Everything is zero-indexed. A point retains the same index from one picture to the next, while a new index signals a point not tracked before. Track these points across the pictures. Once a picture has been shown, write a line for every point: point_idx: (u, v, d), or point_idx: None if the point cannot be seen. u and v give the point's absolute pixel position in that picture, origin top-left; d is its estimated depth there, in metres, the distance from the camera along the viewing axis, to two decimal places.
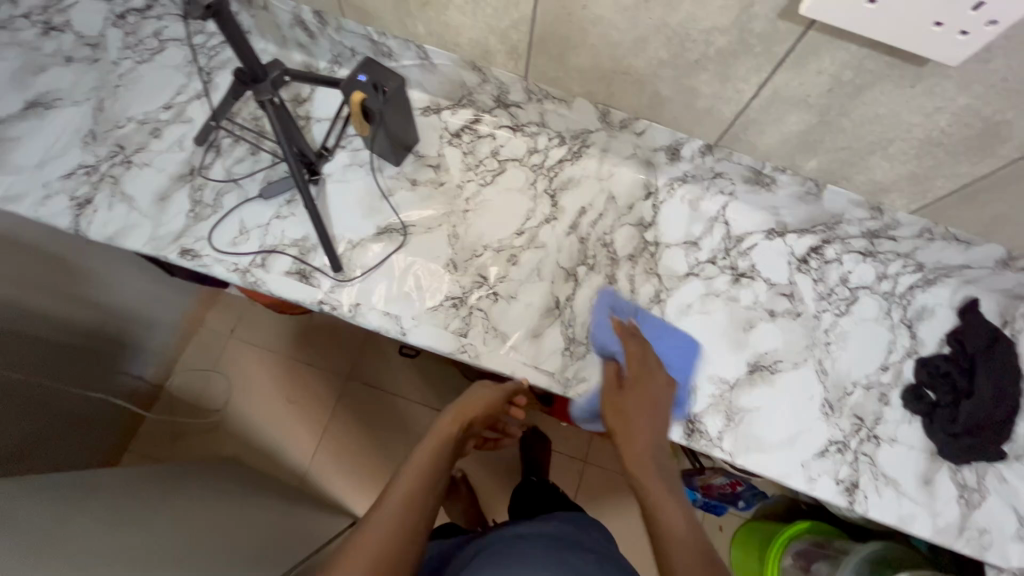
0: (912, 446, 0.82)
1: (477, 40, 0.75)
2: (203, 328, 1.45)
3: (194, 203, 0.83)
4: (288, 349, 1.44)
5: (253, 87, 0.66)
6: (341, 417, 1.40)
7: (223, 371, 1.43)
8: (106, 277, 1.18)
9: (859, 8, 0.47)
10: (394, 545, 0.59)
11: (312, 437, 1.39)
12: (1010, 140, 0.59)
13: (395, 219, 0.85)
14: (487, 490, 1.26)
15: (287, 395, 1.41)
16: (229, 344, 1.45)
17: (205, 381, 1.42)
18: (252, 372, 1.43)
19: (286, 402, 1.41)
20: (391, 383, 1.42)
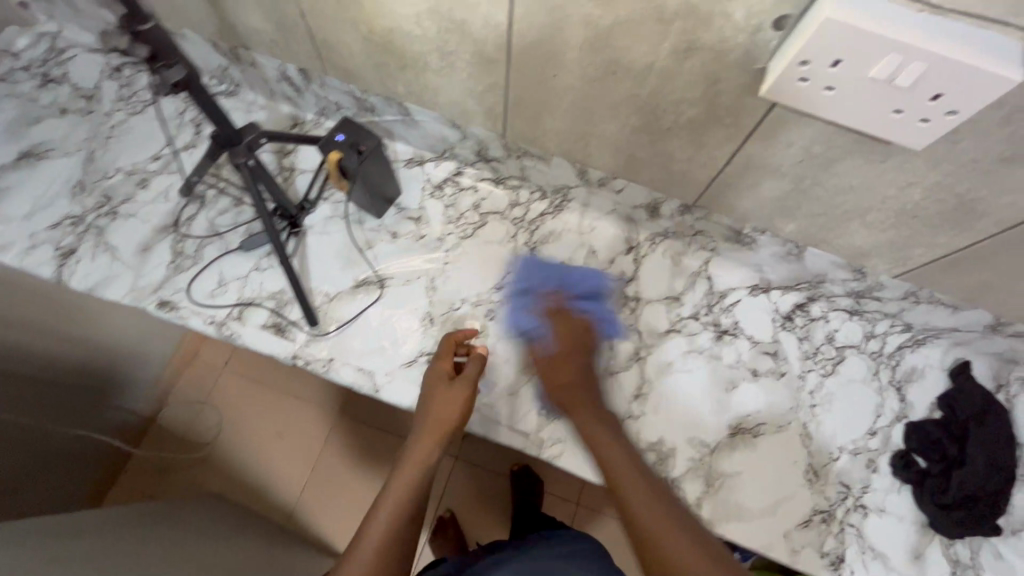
0: (901, 518, 0.79)
1: (455, 101, 0.75)
2: (196, 360, 1.42)
3: (175, 254, 0.84)
4: (284, 382, 1.40)
5: (229, 149, 0.67)
6: (332, 453, 1.36)
7: (214, 405, 1.39)
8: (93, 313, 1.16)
9: (819, 93, 0.47)
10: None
11: (302, 472, 1.34)
12: (986, 217, 0.58)
13: (372, 271, 0.85)
14: (472, 520, 1.22)
15: (277, 428, 1.37)
16: (222, 375, 1.41)
17: (195, 413, 1.38)
18: (243, 405, 1.39)
19: (277, 435, 1.37)
20: (385, 418, 1.38)
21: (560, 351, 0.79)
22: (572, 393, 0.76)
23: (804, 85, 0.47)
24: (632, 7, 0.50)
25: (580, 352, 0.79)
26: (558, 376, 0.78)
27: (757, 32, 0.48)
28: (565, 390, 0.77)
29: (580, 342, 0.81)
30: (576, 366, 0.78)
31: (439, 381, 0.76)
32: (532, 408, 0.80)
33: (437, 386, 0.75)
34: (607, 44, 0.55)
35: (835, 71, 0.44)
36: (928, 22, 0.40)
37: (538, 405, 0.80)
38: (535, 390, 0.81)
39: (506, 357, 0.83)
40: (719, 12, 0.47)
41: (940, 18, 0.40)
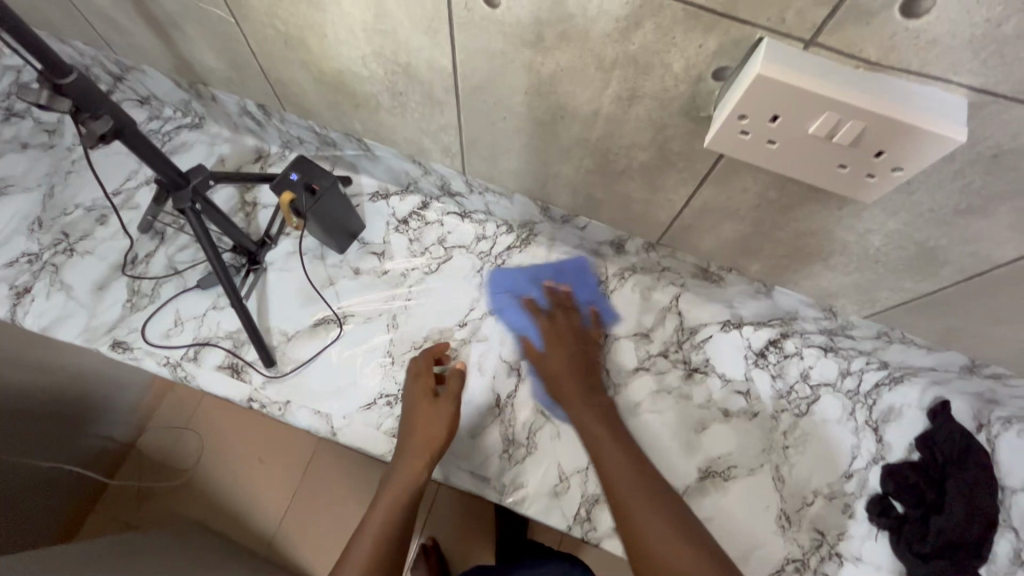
0: (880, 567, 0.75)
1: (412, 138, 0.74)
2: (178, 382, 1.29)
3: (131, 292, 0.82)
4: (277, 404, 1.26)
5: (174, 194, 0.65)
6: (319, 478, 1.20)
7: (195, 427, 1.25)
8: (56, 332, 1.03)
9: (761, 147, 0.44)
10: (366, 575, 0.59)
11: (284, 496, 1.19)
12: (948, 264, 0.55)
13: (331, 310, 0.83)
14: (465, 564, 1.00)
15: (258, 450, 1.23)
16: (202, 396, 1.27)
17: (175, 438, 1.24)
18: (224, 426, 1.25)
19: (257, 458, 1.22)
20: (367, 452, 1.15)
21: (554, 342, 0.79)
22: (561, 384, 0.76)
23: (744, 138, 0.45)
24: (572, 55, 0.49)
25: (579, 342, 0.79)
26: (555, 365, 0.77)
27: (698, 82, 0.46)
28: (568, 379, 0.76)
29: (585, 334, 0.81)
30: (568, 354, 0.77)
31: (419, 400, 0.73)
32: (494, 451, 0.78)
33: (420, 403, 0.73)
34: (552, 89, 0.54)
35: (774, 126, 0.42)
36: (865, 79, 0.39)
37: (501, 448, 0.78)
38: (497, 434, 0.79)
39: (469, 398, 0.80)
40: (657, 62, 0.46)
41: (878, 75, 0.39)
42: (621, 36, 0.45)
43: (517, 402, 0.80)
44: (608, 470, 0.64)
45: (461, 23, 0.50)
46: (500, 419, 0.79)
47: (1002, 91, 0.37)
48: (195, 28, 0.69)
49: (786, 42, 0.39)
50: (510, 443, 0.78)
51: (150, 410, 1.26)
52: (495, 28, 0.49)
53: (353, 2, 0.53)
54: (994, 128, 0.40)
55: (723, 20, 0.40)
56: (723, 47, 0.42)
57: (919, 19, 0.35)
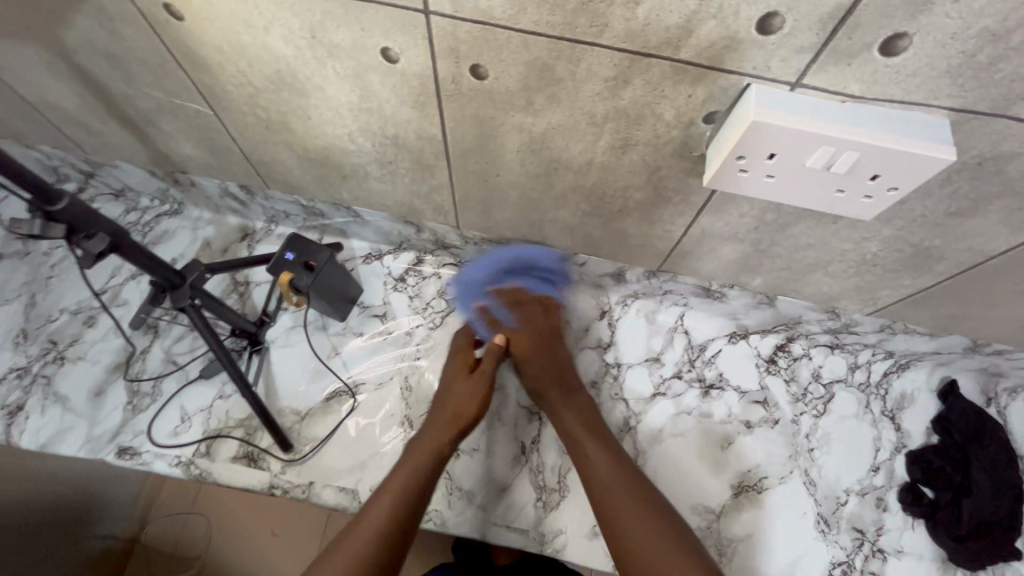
0: (921, 556, 0.77)
1: (402, 201, 0.74)
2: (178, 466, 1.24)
3: (131, 394, 0.79)
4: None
5: (170, 293, 0.64)
6: None
7: (204, 510, 1.20)
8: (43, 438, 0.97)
9: (759, 181, 0.46)
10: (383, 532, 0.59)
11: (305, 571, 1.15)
12: (944, 260, 0.58)
13: (342, 381, 0.82)
14: None
15: (272, 525, 1.18)
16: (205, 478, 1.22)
17: (183, 525, 1.19)
18: (233, 506, 1.20)
19: (272, 534, 1.18)
20: None
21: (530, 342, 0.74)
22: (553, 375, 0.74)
23: (743, 175, 0.46)
24: (562, 114, 0.50)
25: (547, 344, 0.75)
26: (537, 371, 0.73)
27: (690, 126, 0.47)
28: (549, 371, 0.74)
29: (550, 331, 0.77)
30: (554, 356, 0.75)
31: (453, 377, 0.73)
32: (527, 501, 0.76)
33: (454, 382, 0.73)
34: (544, 145, 0.54)
35: (771, 163, 0.43)
36: (851, 114, 0.40)
37: (534, 497, 0.77)
38: (528, 482, 0.78)
39: (495, 450, 0.79)
40: (648, 113, 0.47)
41: (866, 105, 0.40)
42: (610, 93, 0.46)
43: (543, 446, 0.80)
44: (592, 458, 0.68)
45: (448, 95, 0.51)
46: (528, 467, 0.78)
47: (982, 108, 0.39)
48: (171, 122, 0.68)
49: (773, 85, 0.41)
50: (542, 489, 0.77)
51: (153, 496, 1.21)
52: (484, 96, 0.50)
53: (338, 86, 0.54)
54: (977, 140, 0.42)
55: (710, 72, 0.41)
56: (711, 96, 0.44)
57: (897, 56, 0.37)
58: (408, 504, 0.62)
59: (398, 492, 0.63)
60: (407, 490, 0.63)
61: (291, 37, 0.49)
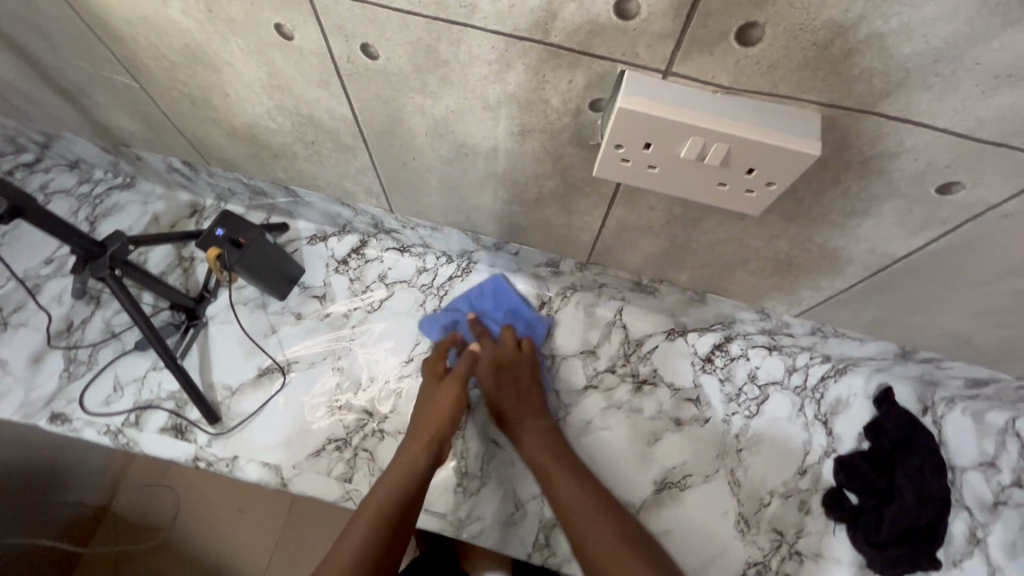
0: (840, 562, 0.76)
1: (335, 182, 0.74)
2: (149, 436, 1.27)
3: (68, 362, 0.81)
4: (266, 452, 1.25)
5: (90, 262, 0.65)
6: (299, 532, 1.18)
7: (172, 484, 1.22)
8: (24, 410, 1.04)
9: (643, 171, 0.45)
10: (371, 539, 0.62)
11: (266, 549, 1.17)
12: (853, 262, 0.57)
13: (275, 359, 0.82)
14: None
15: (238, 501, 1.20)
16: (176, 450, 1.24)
17: (151, 496, 1.22)
18: (200, 480, 1.22)
19: (238, 510, 1.20)
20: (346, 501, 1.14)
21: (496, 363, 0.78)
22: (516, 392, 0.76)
23: (625, 165, 0.46)
24: (457, 98, 0.50)
25: (514, 370, 0.78)
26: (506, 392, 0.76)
27: (579, 113, 0.47)
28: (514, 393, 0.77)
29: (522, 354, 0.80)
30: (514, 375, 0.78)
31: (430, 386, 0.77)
32: (448, 485, 0.77)
33: (430, 389, 0.77)
34: (449, 129, 0.54)
35: (649, 152, 0.43)
36: (720, 104, 0.40)
37: (455, 481, 0.77)
38: (450, 468, 0.78)
39: None
40: (536, 98, 0.47)
41: (737, 97, 0.40)
42: (496, 76, 0.46)
43: (468, 433, 0.80)
44: (563, 504, 0.69)
45: (349, 75, 0.51)
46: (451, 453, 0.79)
47: (850, 104, 0.38)
48: (105, 95, 0.69)
49: (645, 72, 0.41)
50: (463, 475, 0.78)
51: (124, 467, 1.23)
52: (382, 77, 0.50)
53: (245, 62, 0.54)
54: (855, 138, 0.41)
55: (583, 58, 0.41)
56: (590, 83, 0.43)
57: (755, 46, 0.36)
58: (389, 517, 0.64)
59: (379, 504, 0.65)
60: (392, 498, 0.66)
61: (190, 11, 0.49)
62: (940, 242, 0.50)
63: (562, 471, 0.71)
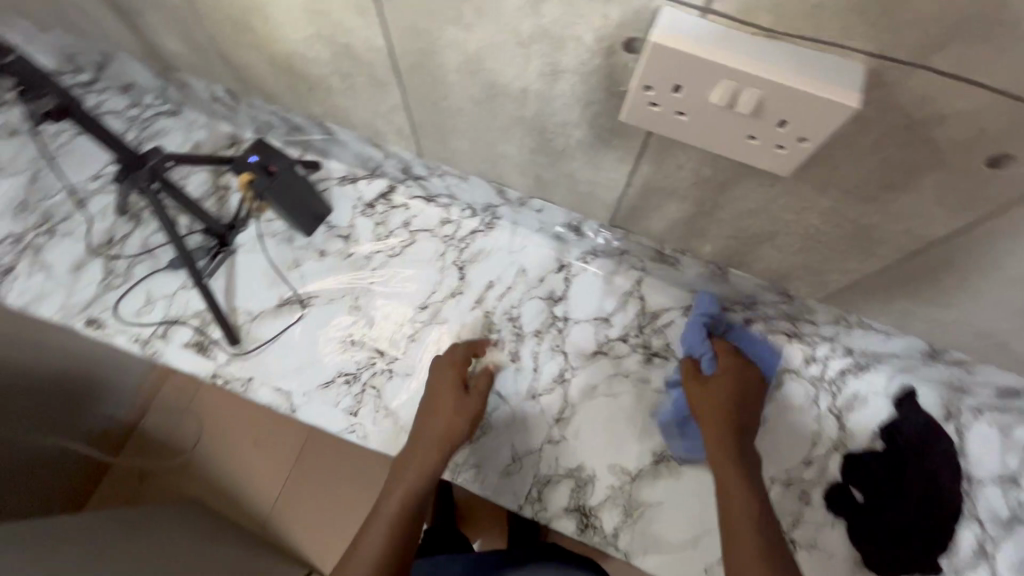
0: (835, 556, 0.74)
1: (368, 121, 0.75)
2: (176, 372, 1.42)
3: (106, 272, 0.85)
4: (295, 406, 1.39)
5: (130, 174, 0.68)
6: (303, 470, 1.36)
7: (195, 413, 1.39)
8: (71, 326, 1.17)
9: (671, 118, 0.44)
10: (385, 555, 0.63)
11: (274, 483, 1.35)
12: (886, 243, 0.54)
13: (296, 291, 0.85)
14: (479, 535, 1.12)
15: (253, 439, 1.37)
16: (201, 389, 1.41)
17: (174, 423, 1.39)
18: (220, 414, 1.39)
19: (253, 446, 1.37)
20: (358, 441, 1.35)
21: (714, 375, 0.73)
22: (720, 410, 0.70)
23: (655, 110, 0.44)
24: (490, 32, 0.49)
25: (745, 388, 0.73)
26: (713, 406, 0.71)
27: (612, 53, 0.46)
28: (717, 411, 0.71)
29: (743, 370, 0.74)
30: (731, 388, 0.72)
31: (443, 393, 0.75)
32: None
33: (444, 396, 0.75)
34: (481, 66, 0.54)
35: (679, 96, 0.42)
36: (758, 46, 0.38)
37: None
38: None
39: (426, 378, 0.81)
40: (569, 35, 0.46)
41: (777, 40, 0.38)
42: (531, 8, 0.45)
43: None
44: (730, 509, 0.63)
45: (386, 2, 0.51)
46: None
47: (900, 56, 0.36)
48: (155, 14, 0.71)
49: (683, 9, 0.39)
50: None
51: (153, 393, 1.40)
52: (417, 5, 0.49)
53: None
54: (901, 96, 0.39)
55: None
56: (626, 18, 0.42)
57: None
58: (402, 529, 0.65)
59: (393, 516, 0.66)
60: (395, 522, 0.66)
61: None
62: (985, 224, 0.47)
63: (733, 484, 0.65)
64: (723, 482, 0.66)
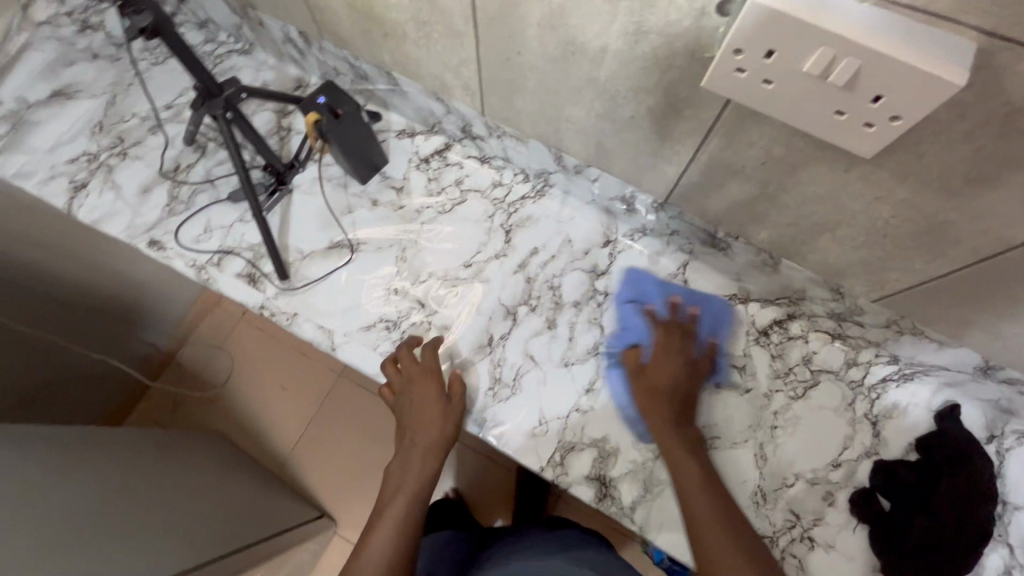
0: (852, 559, 0.74)
1: (436, 73, 0.76)
2: (216, 308, 1.48)
3: (171, 198, 0.89)
4: (326, 357, 1.44)
5: (206, 101, 0.70)
6: (327, 416, 1.41)
7: (228, 350, 1.45)
8: (128, 254, 1.23)
9: (757, 87, 0.43)
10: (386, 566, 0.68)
11: (297, 427, 1.40)
12: (959, 244, 0.53)
13: (346, 236, 0.87)
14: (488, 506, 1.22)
15: (281, 381, 1.43)
16: (237, 328, 1.47)
17: (209, 357, 1.45)
18: (253, 353, 1.45)
19: (280, 388, 1.42)
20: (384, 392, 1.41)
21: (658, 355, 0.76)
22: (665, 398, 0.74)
23: (740, 76, 0.43)
24: None
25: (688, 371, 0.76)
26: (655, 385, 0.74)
27: (703, 16, 0.45)
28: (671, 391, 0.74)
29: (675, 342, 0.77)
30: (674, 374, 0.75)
31: (423, 402, 0.76)
32: (480, 387, 0.80)
33: (426, 403, 0.76)
34: (563, 22, 0.53)
35: (770, 62, 0.41)
36: (864, 14, 0.37)
37: (486, 385, 0.80)
38: (485, 370, 0.81)
39: (464, 334, 0.83)
40: None
41: (884, 10, 0.37)
42: None
43: (508, 344, 0.83)
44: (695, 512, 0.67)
45: None
46: (489, 358, 0.82)
47: (1017, 37, 0.34)
48: None
49: None
50: (496, 380, 0.81)
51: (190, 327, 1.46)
52: None
53: None
54: (1008, 83, 0.37)
55: None
56: None
57: None
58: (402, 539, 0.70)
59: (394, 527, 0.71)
60: (394, 539, 0.70)
61: None
62: None
63: (691, 476, 0.69)
64: (678, 471, 0.70)
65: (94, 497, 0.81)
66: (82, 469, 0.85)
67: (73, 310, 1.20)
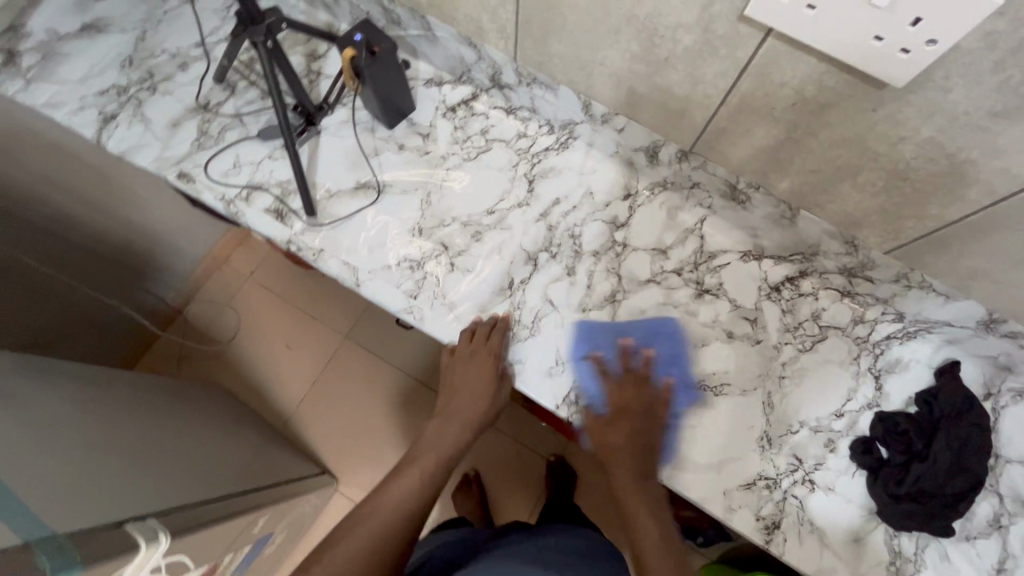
0: (849, 501, 0.77)
1: (471, 15, 0.77)
2: (227, 265, 1.49)
3: (200, 133, 0.91)
4: (333, 316, 1.46)
5: (249, 27, 0.71)
6: (333, 372, 1.43)
7: (237, 307, 1.47)
8: (142, 200, 1.23)
9: (802, 14, 0.47)
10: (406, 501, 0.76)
11: (303, 383, 1.42)
12: (977, 183, 0.55)
13: (373, 177, 0.89)
14: (492, 470, 1.27)
15: (287, 339, 1.45)
16: (246, 285, 1.48)
17: (218, 312, 1.46)
18: (261, 310, 1.46)
19: (286, 346, 1.44)
20: (390, 352, 1.44)
21: (620, 415, 0.78)
22: (629, 455, 0.77)
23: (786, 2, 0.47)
24: None
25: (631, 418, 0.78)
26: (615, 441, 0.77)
27: None
28: (621, 451, 0.77)
29: (648, 408, 0.79)
30: (625, 429, 0.78)
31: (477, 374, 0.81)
32: None
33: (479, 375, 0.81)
34: None
35: None
36: None
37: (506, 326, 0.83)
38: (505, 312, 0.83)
39: (484, 276, 0.85)
40: None
41: None
42: None
43: (529, 288, 0.85)
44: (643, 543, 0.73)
45: None
46: (510, 300, 0.84)
47: None
48: None
49: None
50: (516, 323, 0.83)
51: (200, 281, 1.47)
52: None
53: None
54: None
55: None
56: None
57: None
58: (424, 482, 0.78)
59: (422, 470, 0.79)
60: (423, 482, 0.78)
61: None
62: None
63: (645, 512, 0.75)
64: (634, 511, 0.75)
65: (115, 427, 0.83)
66: (101, 404, 0.87)
67: (86, 254, 1.21)
